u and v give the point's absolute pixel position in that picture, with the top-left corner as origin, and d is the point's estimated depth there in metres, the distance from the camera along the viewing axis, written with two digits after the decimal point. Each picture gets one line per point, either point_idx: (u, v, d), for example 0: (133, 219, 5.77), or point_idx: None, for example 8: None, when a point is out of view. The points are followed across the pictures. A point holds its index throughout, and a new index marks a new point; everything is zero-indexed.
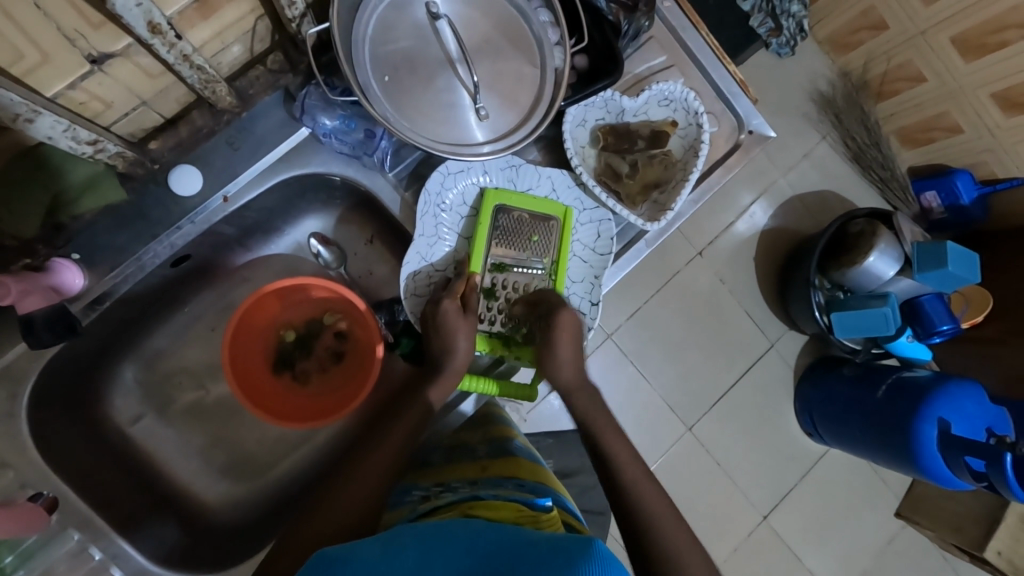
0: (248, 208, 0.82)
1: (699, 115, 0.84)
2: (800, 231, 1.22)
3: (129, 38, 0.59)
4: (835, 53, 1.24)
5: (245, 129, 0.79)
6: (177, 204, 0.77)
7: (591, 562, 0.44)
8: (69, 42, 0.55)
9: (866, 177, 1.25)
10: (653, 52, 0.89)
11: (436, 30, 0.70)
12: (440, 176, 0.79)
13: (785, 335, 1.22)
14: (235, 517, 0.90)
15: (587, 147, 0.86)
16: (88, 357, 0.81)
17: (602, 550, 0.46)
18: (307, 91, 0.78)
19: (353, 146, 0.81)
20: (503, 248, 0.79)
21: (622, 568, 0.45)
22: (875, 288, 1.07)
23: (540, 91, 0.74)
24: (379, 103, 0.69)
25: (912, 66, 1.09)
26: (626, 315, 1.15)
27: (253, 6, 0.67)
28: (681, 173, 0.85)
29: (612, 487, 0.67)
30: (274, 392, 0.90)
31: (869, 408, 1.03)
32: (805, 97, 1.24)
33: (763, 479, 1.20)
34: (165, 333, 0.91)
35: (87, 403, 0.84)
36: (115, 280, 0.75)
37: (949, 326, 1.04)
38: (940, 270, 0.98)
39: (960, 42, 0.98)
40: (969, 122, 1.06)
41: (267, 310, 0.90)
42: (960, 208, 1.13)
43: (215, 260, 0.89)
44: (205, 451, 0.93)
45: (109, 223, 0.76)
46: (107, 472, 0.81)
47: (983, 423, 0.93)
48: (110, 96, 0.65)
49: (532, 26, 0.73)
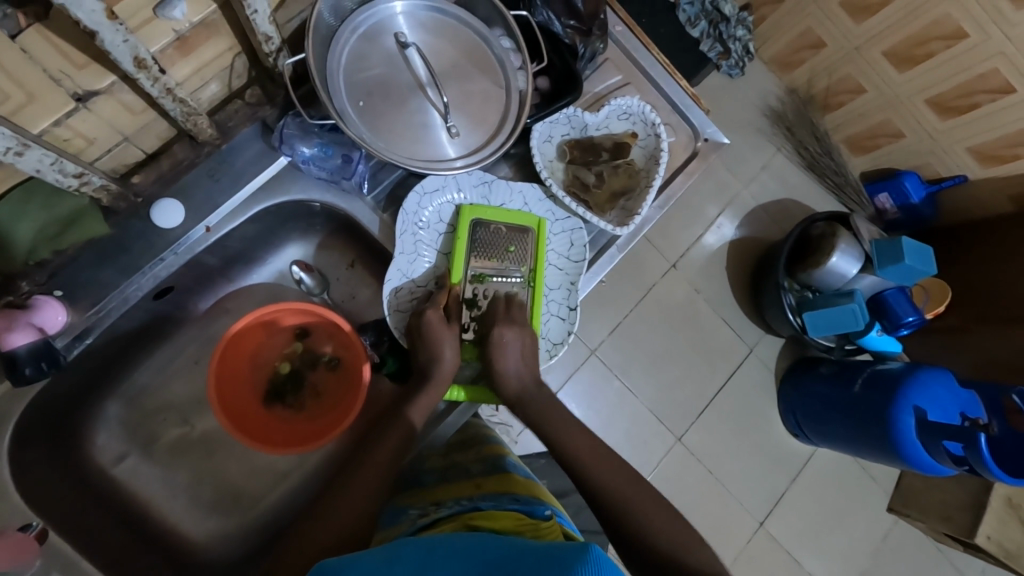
0: (230, 237, 0.84)
1: (656, 126, 0.90)
2: (767, 237, 1.28)
3: (113, 76, 0.63)
4: (780, 72, 1.34)
5: (225, 161, 0.81)
6: (159, 236, 0.78)
7: (587, 562, 0.44)
8: (56, 82, 0.58)
9: (821, 184, 1.34)
10: (609, 72, 0.95)
11: (405, 57, 0.75)
12: (416, 196, 0.83)
13: (762, 338, 1.27)
14: (226, 554, 0.89)
15: (555, 161, 0.90)
16: (70, 394, 0.80)
17: (598, 554, 0.45)
18: (285, 122, 0.81)
19: (331, 171, 0.84)
20: (481, 261, 0.83)
21: (619, 568, 0.45)
22: (840, 285, 1.13)
23: (506, 109, 0.79)
24: (356, 127, 0.73)
25: (851, 79, 1.18)
26: (607, 330, 1.18)
27: (230, 44, 0.72)
28: (645, 180, 0.90)
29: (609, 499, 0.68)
30: (269, 425, 0.89)
31: (848, 402, 1.07)
32: (758, 112, 1.33)
33: (753, 483, 1.21)
34: (147, 369, 0.91)
35: (70, 443, 0.82)
36: (100, 315, 0.76)
37: (914, 317, 1.09)
38: (897, 264, 1.05)
39: (891, 54, 1.08)
40: (909, 127, 1.15)
41: (254, 343, 0.91)
42: (910, 206, 1.21)
43: (197, 292, 0.90)
44: (190, 488, 0.91)
45: (91, 258, 0.76)
46: (91, 511, 0.79)
47: (957, 408, 0.95)
48: (93, 132, 0.67)
49: (495, 50, 0.79)
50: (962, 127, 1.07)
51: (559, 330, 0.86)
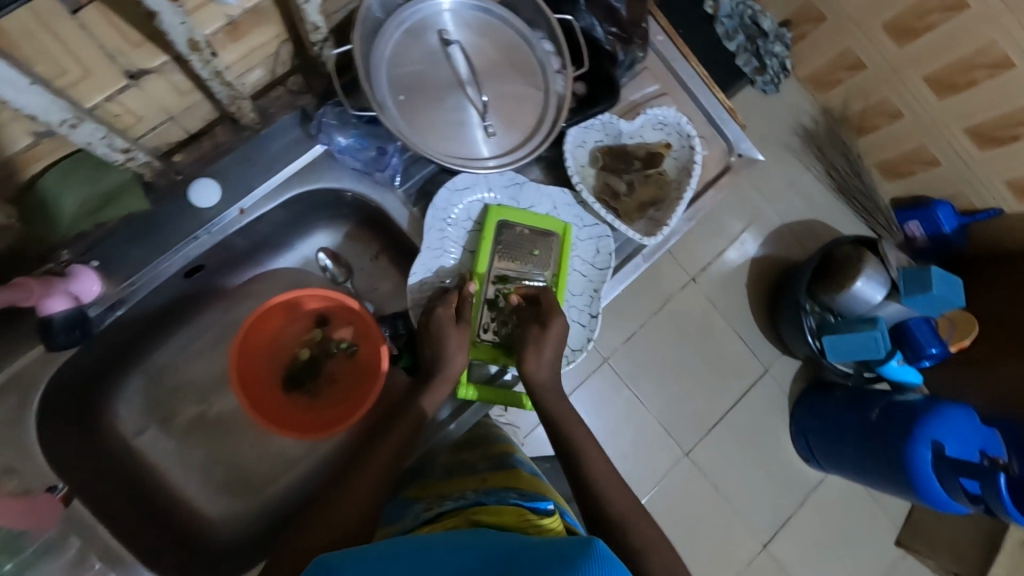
0: (261, 222, 0.85)
1: (691, 138, 0.89)
2: (792, 257, 1.27)
3: (165, 57, 0.64)
4: (815, 91, 1.32)
5: (260, 147, 0.82)
6: (193, 216, 0.80)
7: (590, 560, 0.44)
8: (109, 59, 0.60)
9: (849, 207, 1.31)
10: (647, 81, 0.95)
11: (447, 54, 0.76)
12: (446, 193, 0.83)
13: (778, 359, 1.25)
14: (234, 534, 0.90)
15: (586, 166, 0.90)
16: (97, 364, 0.82)
17: (602, 550, 0.45)
18: (324, 111, 0.83)
19: (365, 162, 0.85)
20: (505, 262, 0.84)
21: (622, 566, 0.44)
22: (865, 312, 1.11)
23: (543, 112, 0.79)
24: (394, 120, 0.73)
25: (888, 103, 1.16)
26: (622, 339, 1.17)
27: (277, 32, 0.73)
28: (676, 192, 0.90)
29: (621, 509, 0.68)
30: (286, 410, 0.90)
31: (863, 431, 1.05)
32: (789, 130, 1.32)
33: (760, 505, 1.20)
34: (171, 345, 0.92)
35: (92, 412, 0.84)
36: (132, 288, 0.78)
37: (937, 349, 1.07)
38: (925, 294, 1.02)
39: (933, 80, 1.06)
40: (946, 155, 1.13)
41: (276, 328, 0.93)
42: (941, 236, 1.19)
43: (225, 273, 0.92)
44: (204, 466, 0.92)
45: (127, 232, 0.78)
46: (108, 480, 0.81)
47: (977, 445, 0.93)
48: (141, 110, 0.69)
49: (536, 52, 0.79)
50: (1001, 158, 1.04)
51: (579, 336, 0.86)
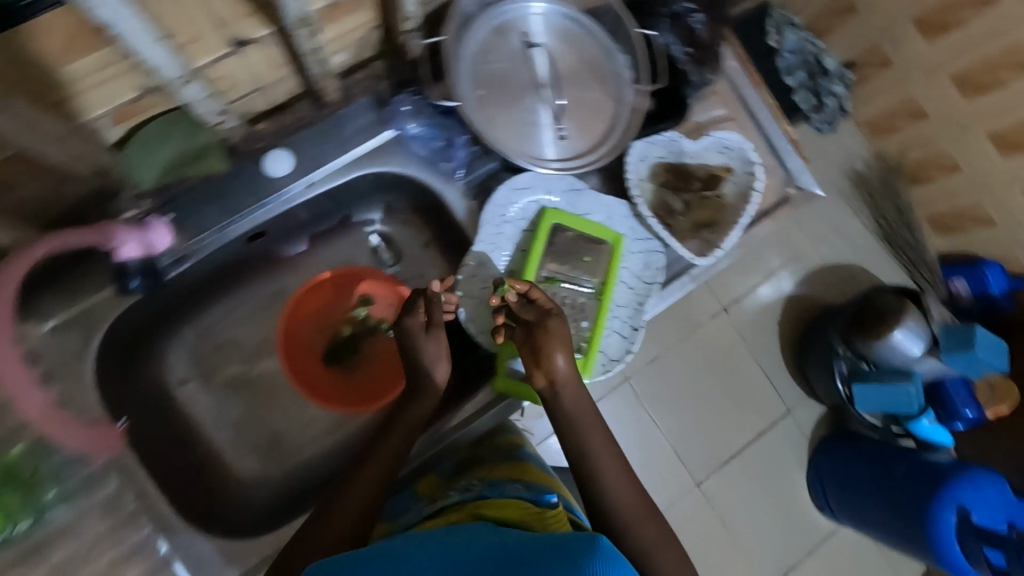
0: (326, 197, 0.88)
1: (754, 165, 0.91)
2: (831, 300, 1.25)
3: (268, 29, 0.67)
4: (872, 135, 1.30)
5: (336, 125, 0.85)
6: (265, 183, 0.83)
7: (595, 557, 0.42)
8: (221, 24, 0.63)
9: (895, 257, 1.29)
10: (715, 104, 0.95)
11: (529, 57, 0.79)
12: (507, 191, 0.85)
13: (800, 403, 1.22)
14: (262, 497, 0.91)
15: (646, 180, 0.90)
16: (155, 312, 0.86)
17: (606, 547, 0.44)
18: (400, 98, 0.85)
19: (432, 151, 0.87)
20: (557, 265, 0.86)
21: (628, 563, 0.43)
22: (901, 365, 1.06)
23: (613, 122, 0.81)
24: (471, 113, 0.76)
25: (948, 156, 1.14)
26: (646, 359, 1.18)
27: (371, 17, 0.77)
28: (732, 216, 0.90)
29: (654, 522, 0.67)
30: (323, 379, 0.96)
31: (884, 484, 1.02)
32: (841, 173, 1.30)
33: (768, 547, 1.17)
34: (222, 306, 0.95)
35: (144, 358, 0.88)
36: (199, 245, 0.82)
37: (972, 412, 1.06)
38: (966, 354, 0.99)
39: (998, 136, 1.03)
40: (1002, 215, 1.10)
41: (324, 301, 0.98)
42: (988, 298, 1.15)
43: (283, 243, 0.95)
44: (238, 426, 0.94)
45: (203, 191, 0.81)
46: (148, 425, 0.84)
47: (1003, 514, 0.90)
48: (237, 76, 0.73)
49: (613, 64, 0.81)
50: None
51: (618, 347, 0.86)
